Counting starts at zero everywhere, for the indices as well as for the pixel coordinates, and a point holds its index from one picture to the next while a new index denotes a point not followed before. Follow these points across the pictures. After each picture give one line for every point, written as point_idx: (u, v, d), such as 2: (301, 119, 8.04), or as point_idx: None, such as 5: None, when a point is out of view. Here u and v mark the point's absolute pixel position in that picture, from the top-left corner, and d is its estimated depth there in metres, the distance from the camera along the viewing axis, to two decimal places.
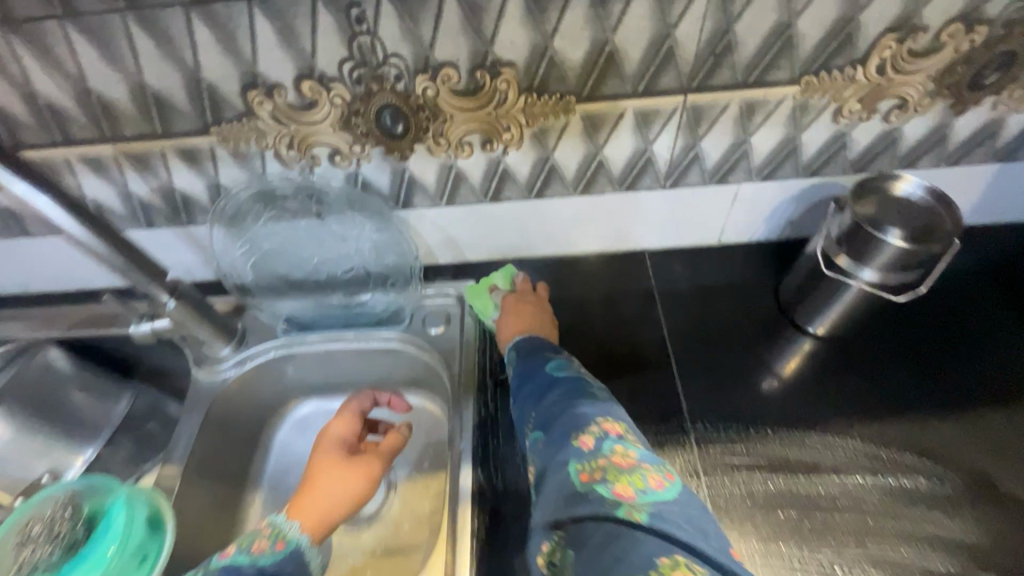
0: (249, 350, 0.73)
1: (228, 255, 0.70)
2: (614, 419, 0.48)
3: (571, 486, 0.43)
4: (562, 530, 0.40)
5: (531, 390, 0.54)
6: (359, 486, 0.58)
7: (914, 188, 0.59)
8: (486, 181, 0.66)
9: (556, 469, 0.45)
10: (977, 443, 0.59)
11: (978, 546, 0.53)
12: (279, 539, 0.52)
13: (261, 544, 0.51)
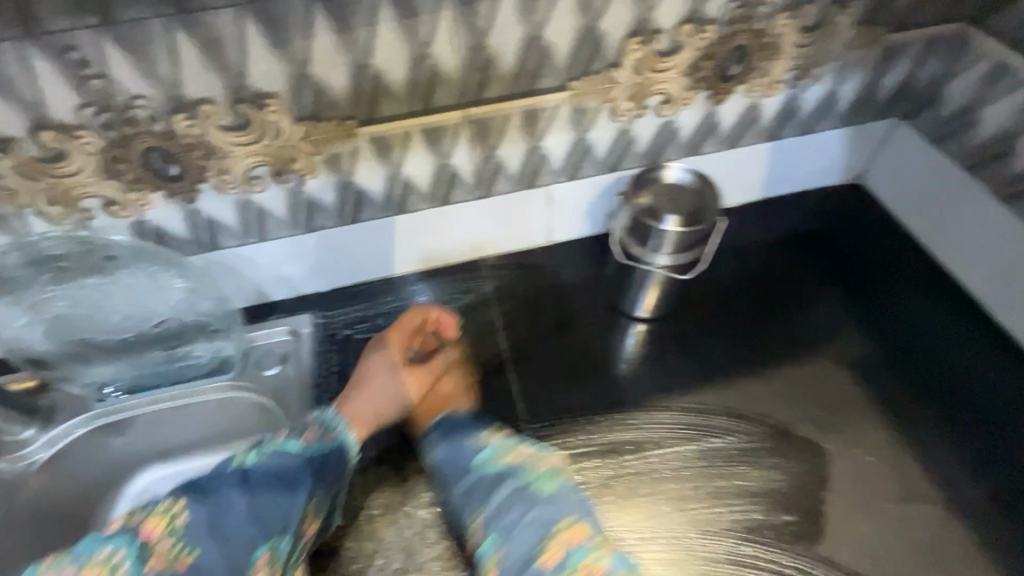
0: (58, 429, 0.65)
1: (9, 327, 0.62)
2: (572, 520, 0.51)
3: None
4: None
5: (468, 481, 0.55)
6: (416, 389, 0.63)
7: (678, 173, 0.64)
8: (293, 212, 0.64)
9: None
10: (777, 395, 0.65)
11: (776, 491, 0.58)
12: (308, 437, 0.53)
13: (310, 436, 0.54)
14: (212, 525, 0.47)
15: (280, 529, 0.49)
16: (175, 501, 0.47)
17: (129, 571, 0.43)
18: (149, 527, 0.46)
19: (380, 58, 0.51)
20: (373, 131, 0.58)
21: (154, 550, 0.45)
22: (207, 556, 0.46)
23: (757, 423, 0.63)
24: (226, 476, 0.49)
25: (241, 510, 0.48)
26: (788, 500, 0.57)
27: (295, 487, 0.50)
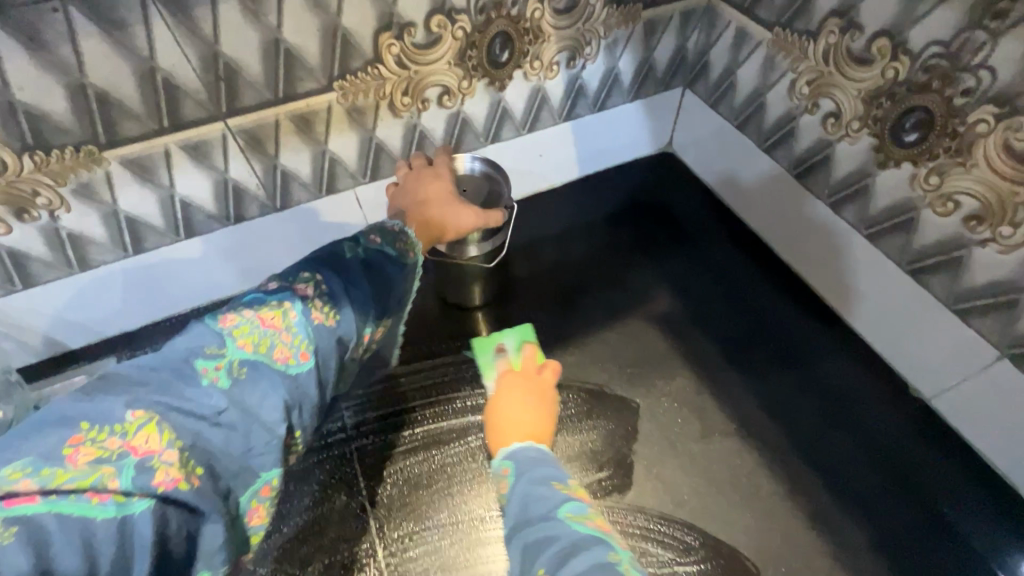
0: None
1: None
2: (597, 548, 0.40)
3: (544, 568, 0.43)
4: None
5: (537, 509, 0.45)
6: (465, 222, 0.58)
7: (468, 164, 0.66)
8: (57, 251, 0.59)
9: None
10: (594, 361, 0.68)
11: (593, 450, 0.61)
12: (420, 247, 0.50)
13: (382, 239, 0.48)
14: (348, 286, 0.42)
15: (376, 314, 0.45)
16: (316, 271, 0.41)
17: (299, 323, 0.38)
18: (306, 303, 0.39)
19: (97, 76, 0.48)
20: (122, 154, 0.54)
21: (291, 321, 0.38)
22: (346, 322, 0.41)
23: (573, 389, 0.65)
24: (341, 262, 0.43)
25: (359, 273, 0.44)
26: (603, 457, 0.60)
27: (392, 278, 0.46)
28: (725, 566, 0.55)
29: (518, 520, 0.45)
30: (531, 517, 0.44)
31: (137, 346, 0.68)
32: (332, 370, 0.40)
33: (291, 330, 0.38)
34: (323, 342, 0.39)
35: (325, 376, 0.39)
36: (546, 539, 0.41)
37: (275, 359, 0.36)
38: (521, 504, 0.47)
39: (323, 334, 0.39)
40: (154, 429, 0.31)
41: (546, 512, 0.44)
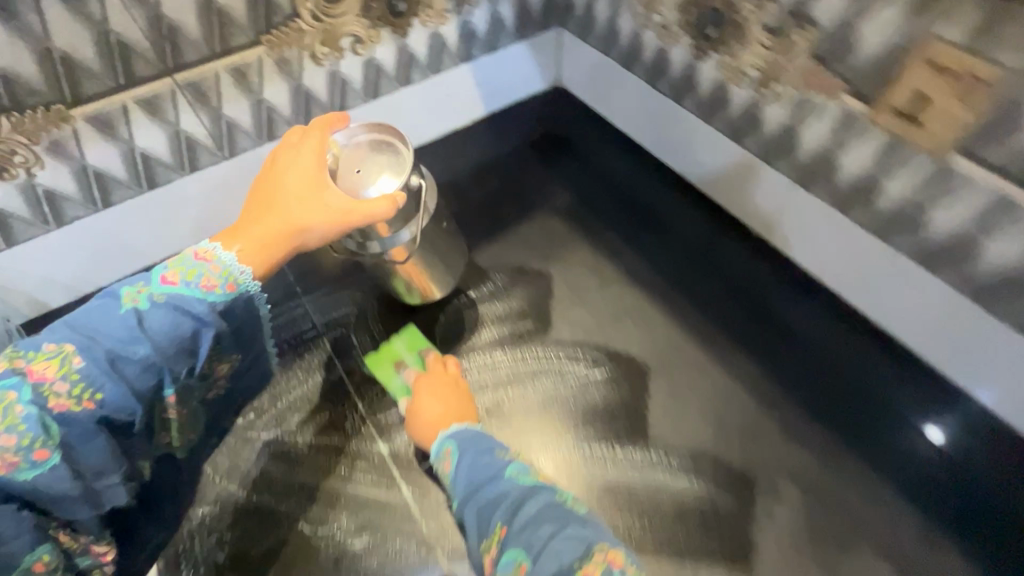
0: None
1: None
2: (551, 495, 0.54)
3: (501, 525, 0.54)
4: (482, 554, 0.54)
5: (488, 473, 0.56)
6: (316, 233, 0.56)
7: (342, 139, 0.65)
8: (35, 208, 0.68)
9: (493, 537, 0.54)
10: (513, 247, 0.84)
11: (519, 309, 0.77)
12: (230, 283, 0.51)
13: (209, 284, 0.50)
14: (110, 363, 0.46)
15: (182, 368, 0.50)
16: (65, 346, 0.46)
17: (25, 417, 0.43)
18: (65, 377, 0.45)
19: (60, 41, 0.58)
20: (86, 111, 0.64)
21: (16, 417, 0.43)
22: (113, 396, 0.47)
23: (500, 270, 0.81)
24: (112, 322, 0.47)
25: (137, 331, 0.47)
26: (528, 312, 0.77)
27: (196, 333, 0.50)
28: (623, 367, 0.71)
29: (470, 486, 0.56)
30: (479, 484, 0.56)
31: None
32: (102, 448, 0.47)
33: (17, 429, 0.43)
34: (67, 432, 0.45)
35: (81, 462, 0.46)
36: (501, 496, 0.54)
37: (7, 462, 0.42)
38: (467, 477, 0.57)
39: (66, 423, 0.45)
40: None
41: (495, 474, 0.56)
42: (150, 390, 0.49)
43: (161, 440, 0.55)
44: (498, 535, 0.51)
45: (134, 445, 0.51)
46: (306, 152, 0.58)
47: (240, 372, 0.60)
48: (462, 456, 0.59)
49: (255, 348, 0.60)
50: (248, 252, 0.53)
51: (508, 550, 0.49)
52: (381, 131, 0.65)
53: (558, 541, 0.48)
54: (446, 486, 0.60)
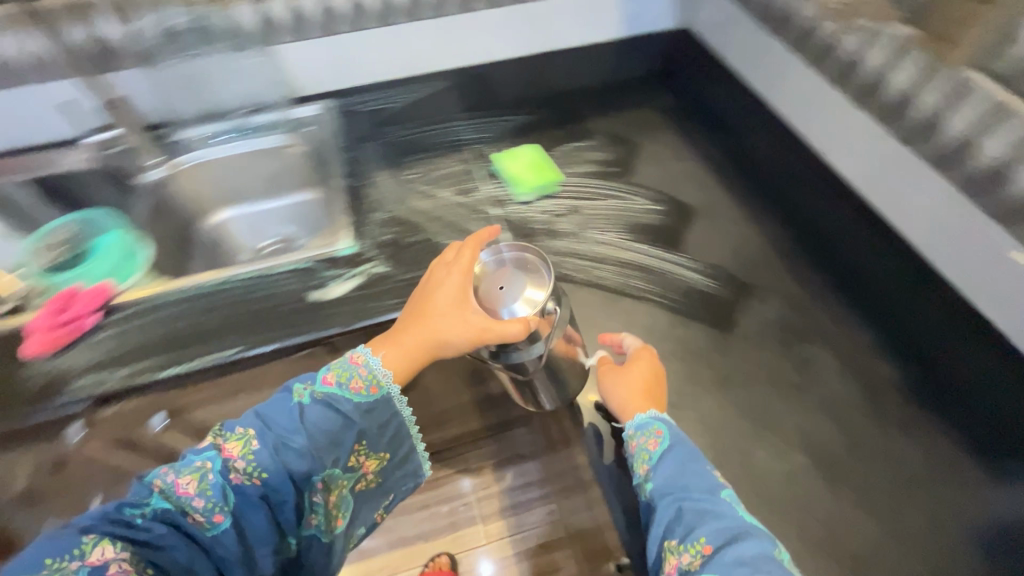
0: (175, 160, 1.07)
1: (144, 95, 1.06)
2: None
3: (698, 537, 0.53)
4: (671, 545, 0.55)
5: (699, 483, 0.59)
6: (459, 338, 0.64)
7: (486, 257, 0.72)
8: (320, 16, 1.04)
9: (681, 528, 0.55)
10: (614, 125, 1.14)
11: (610, 160, 1.05)
12: (372, 385, 0.62)
13: (357, 387, 0.62)
14: (276, 448, 0.57)
15: (332, 463, 0.60)
16: (250, 429, 0.58)
17: (212, 482, 0.55)
18: (245, 454, 0.56)
19: None
20: None
21: (206, 483, 0.55)
22: (274, 476, 0.57)
23: (602, 136, 1.10)
24: (282, 415, 0.60)
25: (298, 422, 0.59)
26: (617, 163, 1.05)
27: (344, 427, 0.61)
28: (676, 209, 0.97)
29: (671, 488, 0.59)
30: (687, 487, 0.59)
31: (345, 96, 1.16)
32: (261, 521, 0.57)
33: (206, 492, 0.55)
34: (237, 499, 0.56)
35: (244, 530, 0.56)
36: (712, 512, 0.55)
37: (193, 518, 0.54)
38: (672, 473, 0.60)
39: (237, 496, 0.56)
40: (104, 545, 0.49)
41: (709, 488, 0.58)
42: (302, 476, 0.58)
43: (308, 523, 0.62)
44: (699, 551, 0.53)
45: (288, 528, 0.60)
46: (442, 279, 0.67)
47: (388, 470, 0.67)
48: (670, 446, 0.63)
49: (394, 451, 0.66)
50: (388, 352, 0.64)
51: (710, 566, 0.51)
52: (524, 254, 0.72)
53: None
54: (639, 469, 0.64)
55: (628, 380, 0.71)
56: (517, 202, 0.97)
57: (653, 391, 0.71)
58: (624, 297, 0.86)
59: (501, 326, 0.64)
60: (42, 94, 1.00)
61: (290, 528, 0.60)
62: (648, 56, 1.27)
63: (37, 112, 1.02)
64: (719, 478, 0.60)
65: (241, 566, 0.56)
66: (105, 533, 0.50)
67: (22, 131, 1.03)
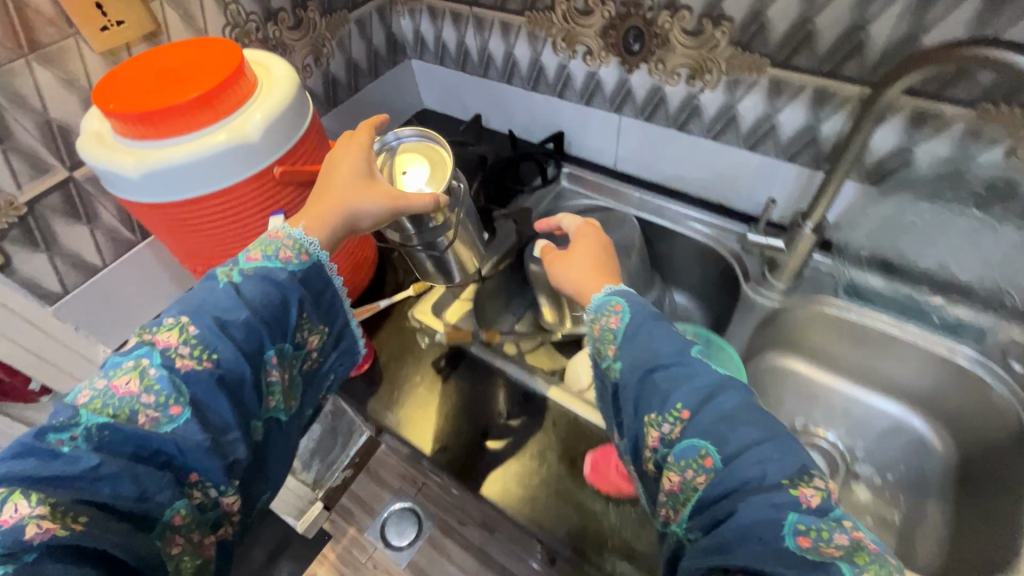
0: (801, 297, 0.82)
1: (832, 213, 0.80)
2: (775, 467, 0.44)
3: (688, 398, 0.50)
4: (650, 416, 0.51)
5: (646, 354, 0.54)
6: (384, 200, 0.58)
7: (390, 143, 0.67)
8: None
9: (680, 391, 0.50)
10: None
11: None
12: (303, 253, 0.54)
13: (287, 256, 0.53)
14: (221, 325, 0.49)
15: (281, 335, 0.53)
16: (184, 317, 0.48)
17: (158, 376, 0.45)
18: (170, 357, 0.46)
19: None
20: None
21: (150, 378, 0.45)
22: (230, 352, 0.48)
23: None
24: (220, 300, 0.50)
25: (236, 300, 0.50)
26: None
27: (285, 300, 0.53)
28: None
29: (641, 363, 0.54)
30: (660, 357, 0.53)
31: None
32: (228, 409, 0.48)
33: (151, 388, 0.45)
34: (194, 389, 0.46)
35: (208, 417, 0.47)
36: (685, 377, 0.51)
37: (141, 422, 0.44)
38: (641, 341, 0.55)
39: (193, 379, 0.47)
40: (21, 499, 0.37)
41: (677, 350, 0.54)
42: (255, 352, 0.50)
43: (268, 403, 0.53)
44: (677, 416, 0.49)
45: (251, 403, 0.50)
46: (352, 155, 0.61)
47: (328, 350, 0.60)
48: (632, 321, 0.57)
49: (328, 322, 0.60)
50: (313, 222, 0.56)
51: (692, 432, 0.48)
52: (433, 142, 0.67)
53: (742, 426, 0.47)
54: (605, 352, 0.58)
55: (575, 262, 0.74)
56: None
57: (598, 264, 0.73)
58: None
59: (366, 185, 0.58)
60: (739, 161, 0.86)
61: (257, 410, 0.52)
62: None
63: (713, 171, 0.90)
64: (686, 337, 0.55)
65: (217, 456, 0.46)
66: (24, 482, 0.38)
67: (683, 176, 0.94)
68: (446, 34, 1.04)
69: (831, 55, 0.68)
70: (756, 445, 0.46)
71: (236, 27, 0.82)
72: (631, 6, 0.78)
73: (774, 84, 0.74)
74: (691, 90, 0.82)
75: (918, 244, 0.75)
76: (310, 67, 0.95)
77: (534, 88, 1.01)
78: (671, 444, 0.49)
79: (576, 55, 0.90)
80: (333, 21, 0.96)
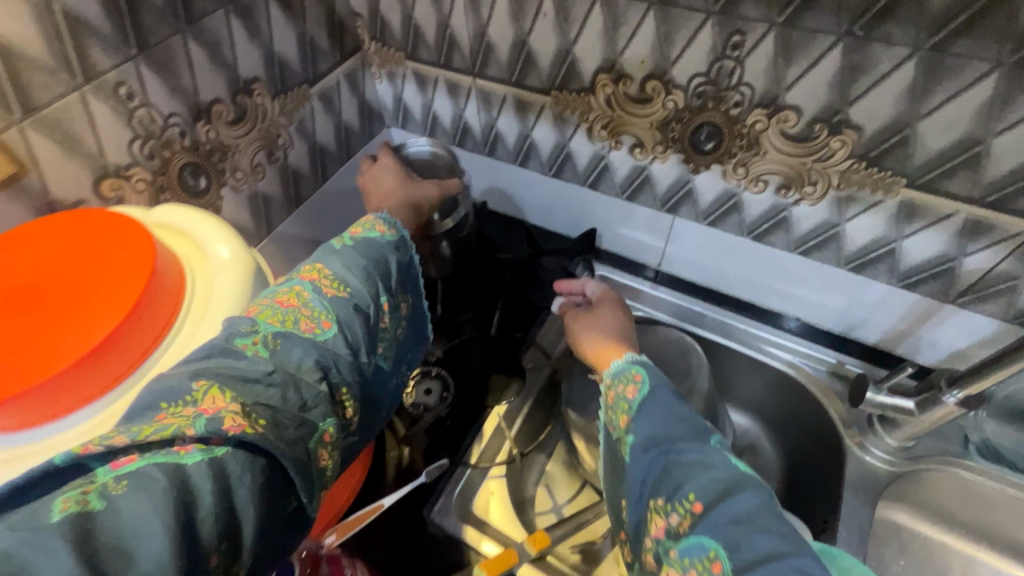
0: (928, 459, 0.65)
1: (950, 336, 0.64)
2: None
3: (692, 489, 0.41)
4: (657, 501, 0.43)
5: (663, 425, 0.46)
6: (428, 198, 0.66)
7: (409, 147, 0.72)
8: None
9: (689, 480, 0.41)
10: None
11: None
12: (379, 229, 0.53)
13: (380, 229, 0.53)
14: (349, 263, 0.48)
15: (390, 285, 0.50)
16: (317, 262, 0.48)
17: (312, 298, 0.44)
18: (316, 284, 0.45)
19: None
20: None
21: (305, 299, 0.44)
22: (358, 288, 0.47)
23: None
24: (342, 253, 0.49)
25: (354, 252, 0.49)
26: None
27: (386, 258, 0.51)
28: None
29: (655, 439, 0.45)
30: (676, 436, 0.45)
31: None
32: (362, 331, 0.45)
33: (307, 304, 0.44)
34: (343, 308, 0.45)
35: (355, 333, 0.45)
36: (699, 465, 0.42)
37: (303, 330, 0.42)
38: (655, 417, 0.46)
39: (339, 304, 0.45)
40: (218, 395, 0.36)
41: (699, 433, 0.45)
42: (371, 296, 0.48)
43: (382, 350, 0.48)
44: (687, 509, 0.40)
45: (366, 339, 0.46)
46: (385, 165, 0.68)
47: (410, 326, 0.53)
48: (652, 391, 0.48)
49: (417, 296, 0.54)
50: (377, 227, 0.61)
51: (702, 529, 0.39)
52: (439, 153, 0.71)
53: (759, 536, 0.37)
54: (617, 423, 0.49)
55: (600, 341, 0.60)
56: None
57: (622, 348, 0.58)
58: None
59: (416, 178, 0.68)
60: (827, 277, 0.67)
61: (376, 355, 0.47)
62: None
63: (789, 283, 0.71)
64: (705, 421, 0.46)
65: (355, 374, 0.44)
66: (218, 378, 0.37)
67: (746, 283, 0.75)
68: (437, 104, 0.81)
69: (1002, 184, 0.50)
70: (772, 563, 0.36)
71: (151, 137, 0.57)
72: (709, 99, 0.58)
73: (906, 207, 0.56)
74: (781, 200, 0.63)
75: None
76: (262, 166, 0.71)
77: (557, 175, 0.78)
78: (678, 538, 0.40)
79: (621, 146, 0.69)
80: (288, 101, 0.71)
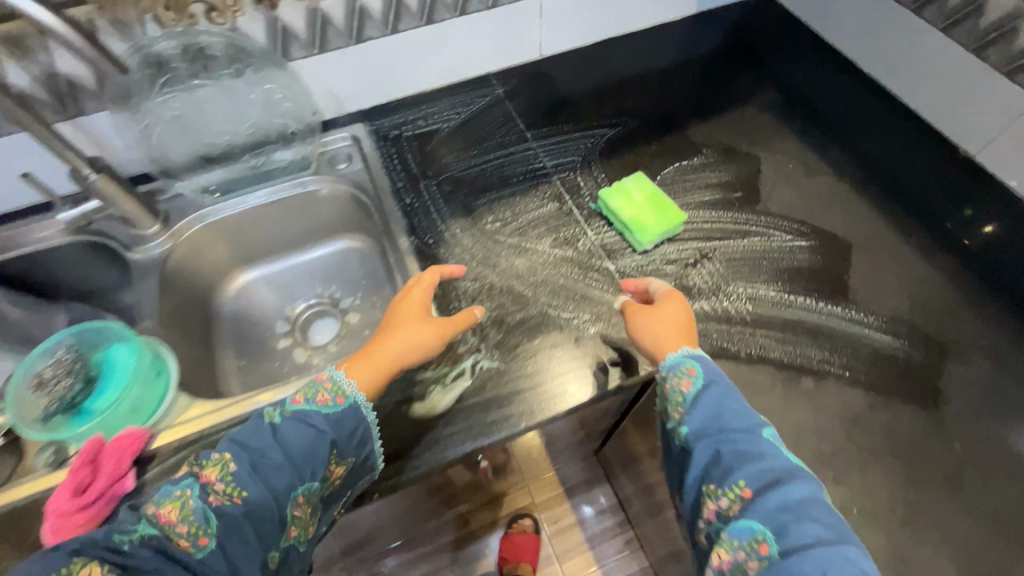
0: (177, 224, 0.82)
1: (112, 142, 0.78)
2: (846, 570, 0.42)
3: (737, 475, 0.48)
4: (707, 487, 0.50)
5: (716, 412, 0.53)
6: None
7: None
8: (349, 20, 0.80)
9: (749, 463, 0.49)
10: (725, 131, 0.92)
11: (732, 182, 0.85)
12: (339, 395, 0.57)
13: (324, 399, 0.57)
14: (255, 467, 0.52)
15: (310, 475, 0.53)
16: (226, 454, 0.53)
17: (196, 509, 0.50)
18: (207, 489, 0.51)
19: None
20: None
21: (187, 510, 0.49)
22: (255, 491, 0.51)
23: (711, 147, 0.89)
24: (260, 439, 0.54)
25: (272, 440, 0.54)
26: (743, 184, 0.85)
27: (316, 442, 0.54)
28: (826, 241, 0.78)
29: (708, 429, 0.52)
30: (726, 428, 0.52)
31: (378, 117, 0.93)
32: (248, 537, 0.50)
33: (188, 517, 0.49)
34: (221, 524, 0.49)
35: (235, 548, 0.49)
36: (751, 454, 0.50)
37: (182, 544, 0.48)
38: (713, 412, 0.53)
39: (221, 517, 0.50)
40: (92, 567, 0.45)
41: (749, 426, 0.52)
42: (284, 492, 0.52)
43: (290, 534, 0.53)
44: (736, 494, 0.48)
45: (269, 536, 0.51)
46: None
47: (358, 476, 0.58)
48: (706, 386, 0.55)
49: (362, 455, 0.58)
50: None
51: (751, 514, 0.46)
52: None
53: (808, 524, 0.45)
54: (670, 414, 0.56)
55: (658, 321, 0.63)
56: (637, 253, 0.77)
57: (681, 327, 0.62)
58: (806, 375, 0.67)
59: None
60: None
61: (281, 537, 0.52)
62: (735, 34, 1.06)
63: None
64: (757, 416, 0.54)
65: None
66: (94, 556, 0.46)
67: None
68: None
69: None
70: (817, 548, 0.44)
71: None
72: None
73: None
74: None
75: (212, 129, 0.83)
76: None
77: None
78: (729, 518, 0.48)
79: None
80: None
